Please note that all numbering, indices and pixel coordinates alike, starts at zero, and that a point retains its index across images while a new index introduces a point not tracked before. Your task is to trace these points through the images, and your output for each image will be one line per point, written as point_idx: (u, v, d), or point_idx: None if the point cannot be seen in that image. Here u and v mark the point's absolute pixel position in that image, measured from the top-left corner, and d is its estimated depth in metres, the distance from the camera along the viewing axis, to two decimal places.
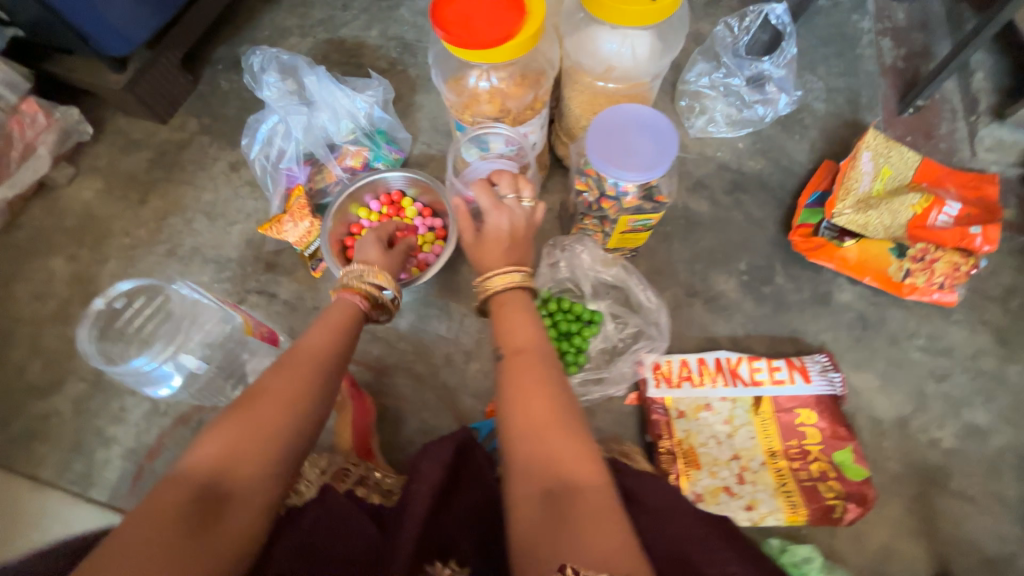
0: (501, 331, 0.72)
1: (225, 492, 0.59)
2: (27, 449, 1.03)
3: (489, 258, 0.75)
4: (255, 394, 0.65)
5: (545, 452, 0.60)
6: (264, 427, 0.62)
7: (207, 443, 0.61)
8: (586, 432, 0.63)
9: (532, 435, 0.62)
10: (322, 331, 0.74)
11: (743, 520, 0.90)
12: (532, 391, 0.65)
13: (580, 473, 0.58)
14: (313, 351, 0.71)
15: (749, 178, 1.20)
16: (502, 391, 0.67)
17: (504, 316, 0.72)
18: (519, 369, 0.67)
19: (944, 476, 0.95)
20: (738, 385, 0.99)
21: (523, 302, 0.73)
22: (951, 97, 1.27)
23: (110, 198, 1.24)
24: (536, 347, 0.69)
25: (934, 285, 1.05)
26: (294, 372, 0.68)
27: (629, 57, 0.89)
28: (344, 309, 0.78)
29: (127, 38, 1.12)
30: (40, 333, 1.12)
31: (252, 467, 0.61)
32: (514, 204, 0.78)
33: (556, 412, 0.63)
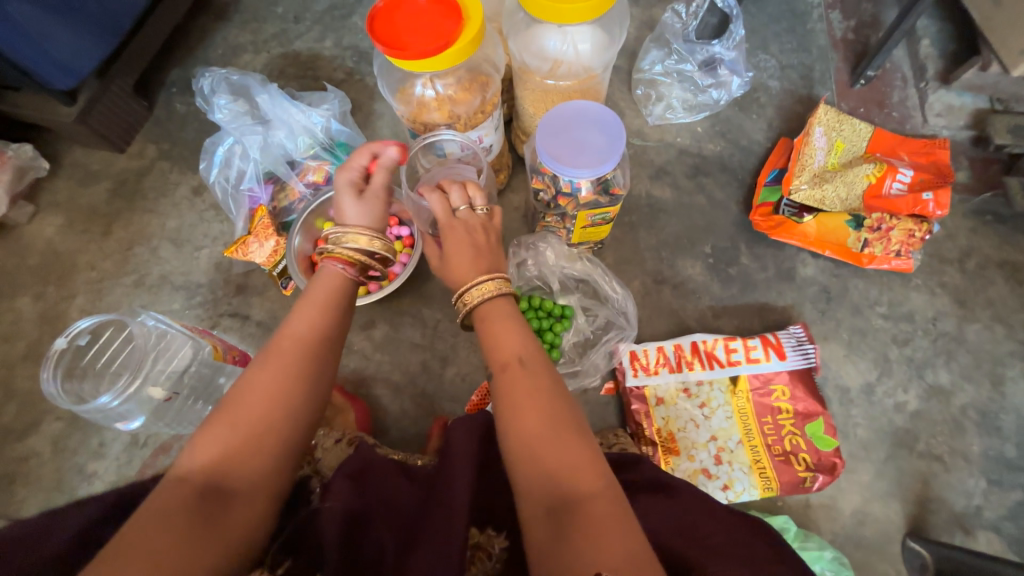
0: (488, 343, 0.72)
1: (229, 488, 0.59)
2: (8, 492, 1.03)
3: (460, 273, 0.76)
4: (241, 394, 0.64)
5: (546, 466, 0.61)
6: (255, 420, 0.63)
7: (202, 444, 0.61)
8: (583, 434, 0.64)
9: (527, 450, 0.63)
10: (309, 310, 0.71)
11: (720, 499, 0.93)
12: (523, 406, 0.65)
13: (581, 484, 0.59)
14: (297, 336, 0.69)
15: (709, 161, 1.21)
16: (498, 405, 0.68)
17: (490, 330, 0.72)
18: (511, 382, 0.67)
19: (911, 438, 0.98)
20: (715, 367, 1.00)
21: (509, 309, 0.74)
22: (902, 65, 1.29)
23: (72, 232, 1.23)
24: (524, 359, 0.69)
25: (892, 253, 1.07)
26: (280, 360, 0.66)
27: (572, 53, 0.90)
28: (330, 279, 0.74)
29: (73, 70, 1.10)
30: (12, 375, 1.11)
31: (252, 462, 0.61)
32: (470, 214, 0.79)
33: (548, 424, 0.63)
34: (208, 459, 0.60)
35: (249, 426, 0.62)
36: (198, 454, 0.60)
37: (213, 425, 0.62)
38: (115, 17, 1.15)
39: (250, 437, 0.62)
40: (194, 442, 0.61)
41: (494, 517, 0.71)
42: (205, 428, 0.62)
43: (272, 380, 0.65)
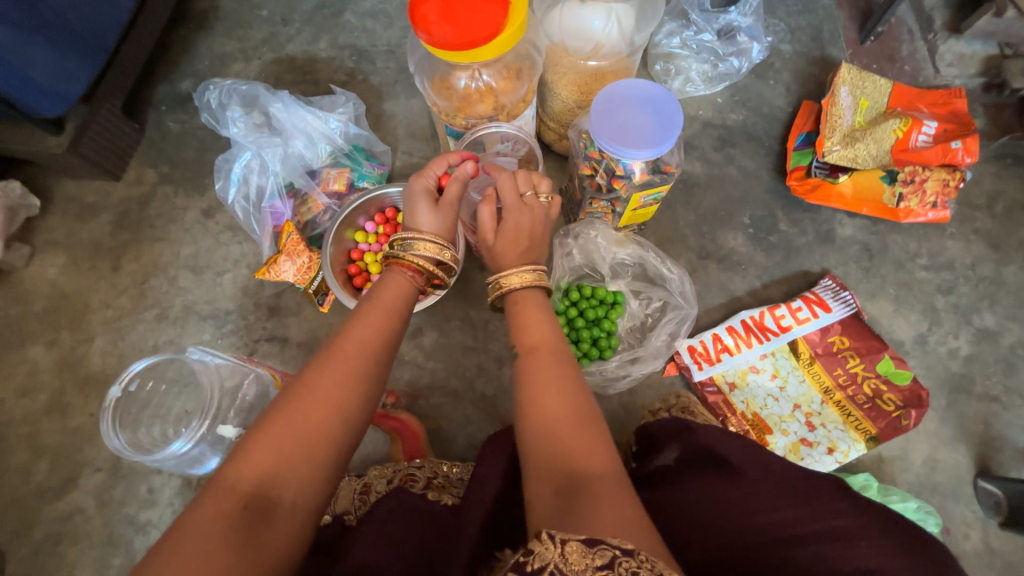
0: (516, 330, 0.71)
1: (275, 499, 0.55)
2: (55, 555, 0.97)
3: (502, 254, 0.74)
4: (302, 402, 0.60)
5: (561, 443, 0.59)
6: (311, 427, 0.59)
7: (256, 452, 0.56)
8: (599, 420, 0.62)
9: (544, 430, 0.61)
10: (374, 314, 0.68)
11: (830, 464, 0.93)
12: (546, 388, 0.64)
13: (589, 462, 0.56)
14: (363, 342, 0.66)
15: (736, 132, 1.20)
16: (518, 390, 0.66)
17: (519, 315, 0.72)
18: (536, 367, 0.66)
19: (968, 383, 1.01)
20: (770, 337, 1.01)
21: (540, 301, 0.73)
22: (907, 18, 1.30)
23: (78, 271, 1.15)
24: (551, 347, 0.68)
25: (928, 205, 1.09)
26: (341, 366, 0.63)
27: (616, 32, 0.87)
28: (398, 283, 0.72)
29: (61, 95, 1.01)
30: (38, 430, 1.04)
31: (300, 473, 0.57)
32: (535, 201, 0.77)
33: (575, 408, 0.62)
34: (260, 469, 0.56)
35: (305, 435, 0.58)
36: (249, 462, 0.56)
37: (263, 431, 0.58)
38: (98, 34, 1.05)
39: (299, 446, 0.58)
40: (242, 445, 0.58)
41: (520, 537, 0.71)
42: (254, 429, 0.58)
43: (332, 388, 0.61)
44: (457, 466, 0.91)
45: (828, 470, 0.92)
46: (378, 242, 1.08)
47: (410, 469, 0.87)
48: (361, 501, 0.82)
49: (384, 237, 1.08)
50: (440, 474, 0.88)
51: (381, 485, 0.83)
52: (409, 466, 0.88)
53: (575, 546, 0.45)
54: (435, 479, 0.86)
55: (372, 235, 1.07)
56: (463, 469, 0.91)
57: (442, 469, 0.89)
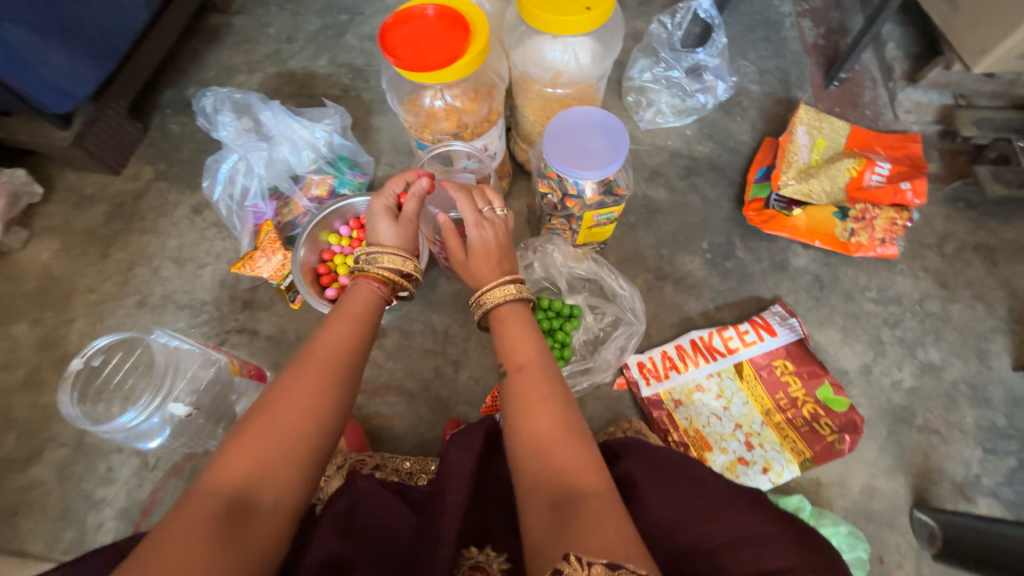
0: (502, 346, 0.73)
1: (256, 498, 0.56)
2: (10, 526, 0.99)
3: (480, 274, 0.78)
4: (277, 408, 0.61)
5: (554, 463, 0.61)
6: (290, 430, 0.60)
7: (234, 455, 0.58)
8: (587, 436, 0.65)
9: (537, 449, 0.63)
10: (343, 324, 0.71)
11: (765, 483, 0.95)
12: (536, 407, 0.66)
13: (584, 481, 0.59)
14: (334, 348, 0.68)
15: (700, 162, 1.26)
16: (507, 409, 0.68)
17: (505, 330, 0.74)
18: (522, 385, 0.68)
19: (909, 414, 1.03)
20: (717, 357, 1.05)
21: (521, 313, 0.76)
22: (870, 67, 1.38)
23: (69, 256, 1.21)
24: (538, 362, 0.70)
25: (877, 241, 1.14)
26: (314, 372, 0.65)
27: (573, 63, 0.94)
28: (364, 296, 0.75)
29: (71, 93, 1.09)
30: (11, 403, 1.08)
31: (279, 474, 0.58)
32: (493, 215, 0.81)
33: (561, 426, 0.64)
34: (242, 470, 0.57)
35: (282, 437, 0.60)
36: (230, 466, 0.57)
37: (246, 436, 0.59)
38: (111, 41, 1.15)
39: (282, 449, 0.59)
40: (223, 452, 0.58)
41: (493, 536, 0.70)
42: (236, 435, 0.59)
43: (308, 393, 0.63)
44: (409, 461, 0.93)
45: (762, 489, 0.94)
46: (350, 245, 1.13)
47: (361, 459, 0.90)
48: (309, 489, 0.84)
49: (357, 241, 1.13)
50: (391, 465, 0.91)
51: (331, 471, 0.87)
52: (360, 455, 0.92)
53: (599, 568, 0.47)
54: (386, 467, 0.90)
55: (346, 238, 1.12)
56: (416, 462, 0.93)
57: (392, 461, 0.93)
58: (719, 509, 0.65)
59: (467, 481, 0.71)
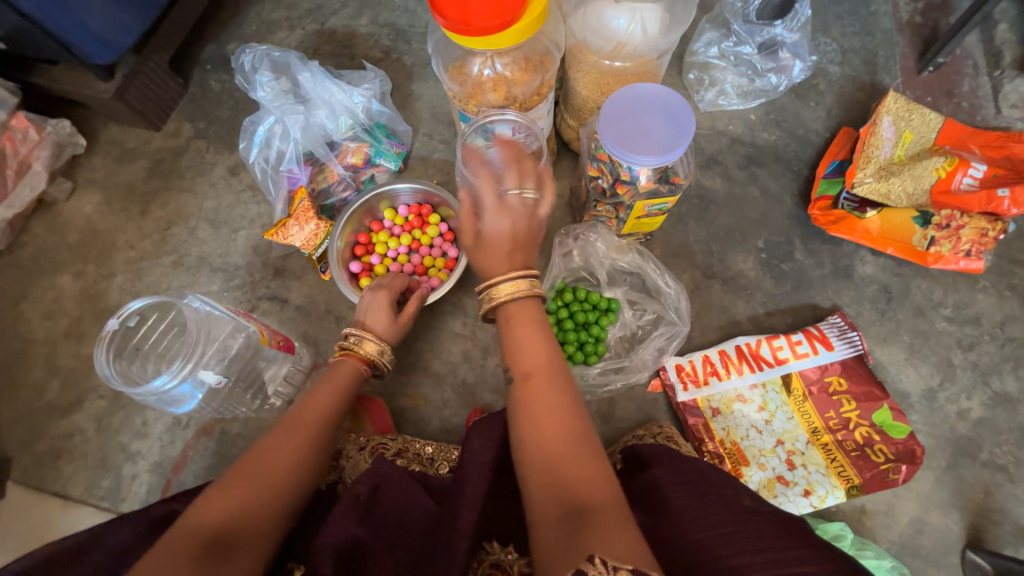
0: (511, 350, 0.69)
1: (234, 530, 0.56)
2: (54, 468, 1.04)
3: (495, 261, 0.72)
4: (261, 457, 0.65)
5: (563, 475, 0.56)
6: (270, 476, 0.63)
7: (217, 496, 0.59)
8: (598, 446, 0.60)
9: (546, 458, 0.59)
10: (325, 393, 0.76)
11: (805, 507, 0.89)
12: (546, 415, 0.62)
13: (593, 490, 0.54)
14: (314, 416, 0.73)
15: (764, 151, 1.15)
16: (517, 418, 0.64)
17: (516, 331, 0.69)
18: (533, 393, 0.64)
19: (974, 447, 0.95)
20: (763, 368, 0.97)
21: (535, 311, 0.70)
22: (973, 51, 1.21)
23: (110, 211, 1.22)
24: (550, 367, 0.66)
25: (962, 253, 1.01)
26: (297, 433, 0.69)
27: (639, 33, 0.84)
28: (347, 371, 0.81)
29: (112, 44, 1.06)
30: (55, 351, 1.12)
31: (255, 518, 0.59)
32: (519, 201, 0.72)
33: (570, 436, 0.60)
34: (223, 508, 0.58)
35: (262, 485, 0.62)
36: (212, 506, 0.58)
37: (232, 478, 0.61)
38: None
39: (262, 493, 0.61)
40: (205, 495, 0.59)
41: (514, 532, 0.66)
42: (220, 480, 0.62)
43: (291, 449, 0.67)
44: (430, 446, 0.92)
45: (801, 512, 0.88)
46: (400, 226, 1.08)
47: (384, 441, 0.90)
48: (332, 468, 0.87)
49: (409, 226, 1.08)
50: (413, 449, 0.91)
51: (353, 451, 0.88)
52: (383, 437, 0.92)
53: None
54: (409, 451, 0.90)
55: (399, 218, 1.08)
56: (438, 448, 0.92)
57: (414, 446, 0.92)
58: (758, 540, 0.57)
59: (487, 472, 0.68)
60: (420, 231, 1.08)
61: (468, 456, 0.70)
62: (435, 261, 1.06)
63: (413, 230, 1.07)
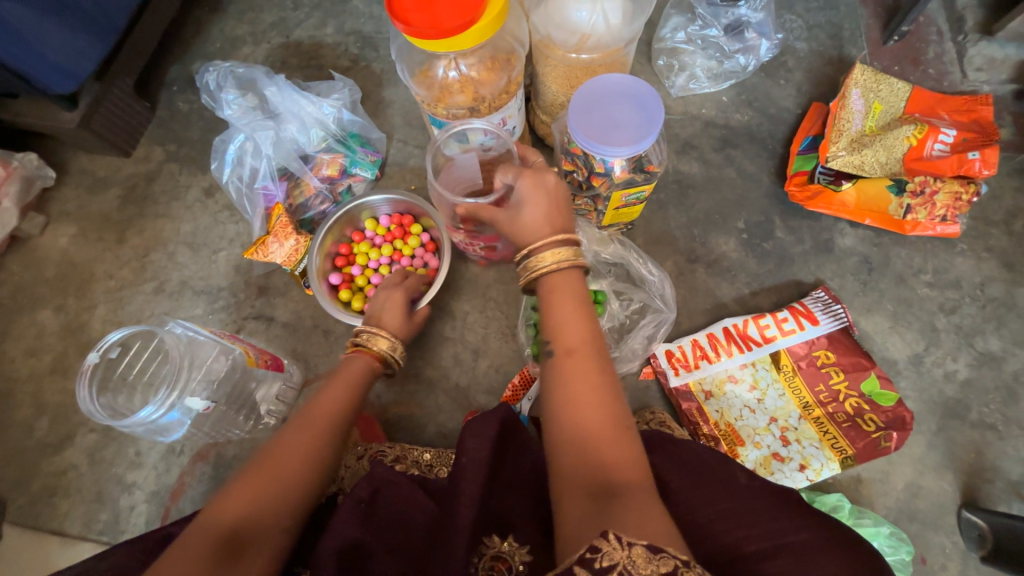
0: (550, 322, 0.65)
1: (246, 536, 0.57)
2: (50, 506, 1.03)
3: (534, 230, 0.69)
4: (274, 456, 0.64)
5: (597, 458, 0.56)
6: (286, 474, 0.62)
7: (235, 493, 0.60)
8: (634, 430, 0.60)
9: (581, 439, 0.58)
10: (338, 386, 0.74)
11: (801, 481, 0.90)
12: (586, 396, 0.60)
13: (627, 473, 0.55)
14: (329, 409, 0.71)
15: (738, 132, 1.15)
16: (550, 391, 0.62)
17: (555, 304, 0.65)
18: (572, 370, 0.61)
19: (963, 408, 0.96)
20: (752, 347, 0.98)
21: (577, 287, 0.67)
22: (936, 18, 1.22)
23: (86, 242, 1.20)
24: (592, 346, 0.63)
25: (937, 218, 1.03)
26: (312, 429, 0.67)
27: (602, 25, 0.84)
28: (358, 365, 0.78)
29: (74, 73, 1.04)
30: (41, 389, 1.10)
31: (273, 514, 0.60)
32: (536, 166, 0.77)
33: (610, 420, 0.58)
34: (241, 506, 0.59)
35: (277, 483, 0.61)
36: (231, 503, 0.59)
37: (248, 476, 0.61)
38: (110, 15, 1.08)
39: (278, 491, 0.61)
40: (223, 492, 0.60)
41: (514, 526, 0.65)
42: (234, 480, 0.62)
43: (306, 445, 0.66)
44: (429, 452, 0.91)
45: (798, 487, 0.89)
46: (381, 237, 1.08)
47: (383, 450, 0.89)
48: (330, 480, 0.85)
49: (391, 237, 1.07)
50: (412, 456, 0.89)
51: (351, 460, 0.86)
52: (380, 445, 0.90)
53: (640, 551, 0.44)
54: (407, 458, 0.88)
55: (380, 228, 1.08)
56: (436, 454, 0.91)
57: (413, 453, 0.90)
58: (754, 514, 0.58)
59: (483, 469, 0.67)
60: (401, 242, 1.07)
61: (463, 454, 0.70)
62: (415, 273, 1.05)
63: (393, 241, 1.06)
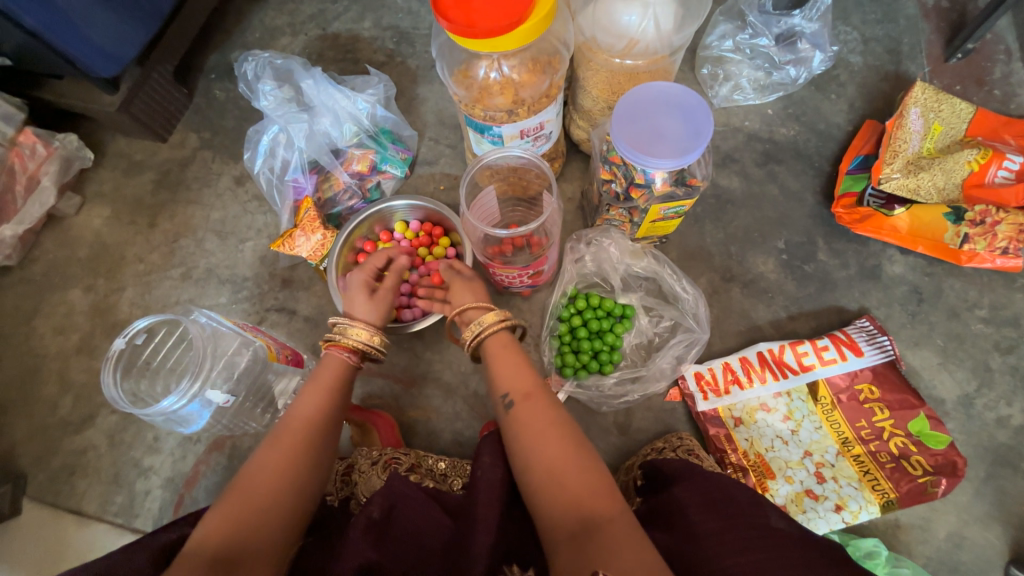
0: (500, 376, 0.71)
1: (235, 559, 0.56)
2: (69, 484, 1.04)
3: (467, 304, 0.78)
4: (255, 472, 0.63)
5: (567, 496, 0.57)
6: (263, 496, 0.61)
7: (215, 521, 0.59)
8: (597, 458, 0.61)
9: (547, 480, 0.59)
10: (316, 394, 0.72)
11: (837, 522, 0.85)
12: (541, 435, 0.63)
13: (598, 504, 0.55)
14: (304, 420, 0.69)
15: (783, 147, 1.10)
16: (512, 441, 0.65)
17: (498, 360, 0.72)
18: (528, 413, 0.66)
19: (1015, 457, 0.90)
20: (787, 375, 0.93)
21: (508, 342, 0.73)
22: (1005, 36, 1.15)
23: (119, 224, 1.22)
24: (536, 389, 0.68)
25: (997, 250, 0.96)
26: (289, 442, 0.66)
27: (652, 30, 0.81)
28: (334, 366, 0.75)
29: (117, 57, 1.05)
30: (67, 368, 1.12)
31: (259, 534, 0.59)
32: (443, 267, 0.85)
33: (570, 454, 0.61)
34: (221, 532, 0.57)
35: (255, 507, 0.60)
36: (211, 531, 0.58)
37: (224, 503, 0.60)
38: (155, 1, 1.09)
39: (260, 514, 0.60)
40: (205, 520, 0.59)
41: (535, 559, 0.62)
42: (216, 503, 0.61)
43: (282, 460, 0.64)
44: (444, 461, 0.90)
45: (831, 528, 0.84)
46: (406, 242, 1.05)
47: (398, 457, 0.87)
48: (344, 483, 0.84)
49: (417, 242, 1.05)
50: (426, 465, 0.88)
51: (365, 465, 0.85)
52: (395, 451, 0.89)
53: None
54: (421, 467, 0.87)
55: (409, 233, 1.05)
56: (451, 464, 0.89)
57: (427, 461, 0.89)
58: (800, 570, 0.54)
59: (499, 490, 0.66)
60: (426, 250, 1.04)
61: (483, 475, 0.68)
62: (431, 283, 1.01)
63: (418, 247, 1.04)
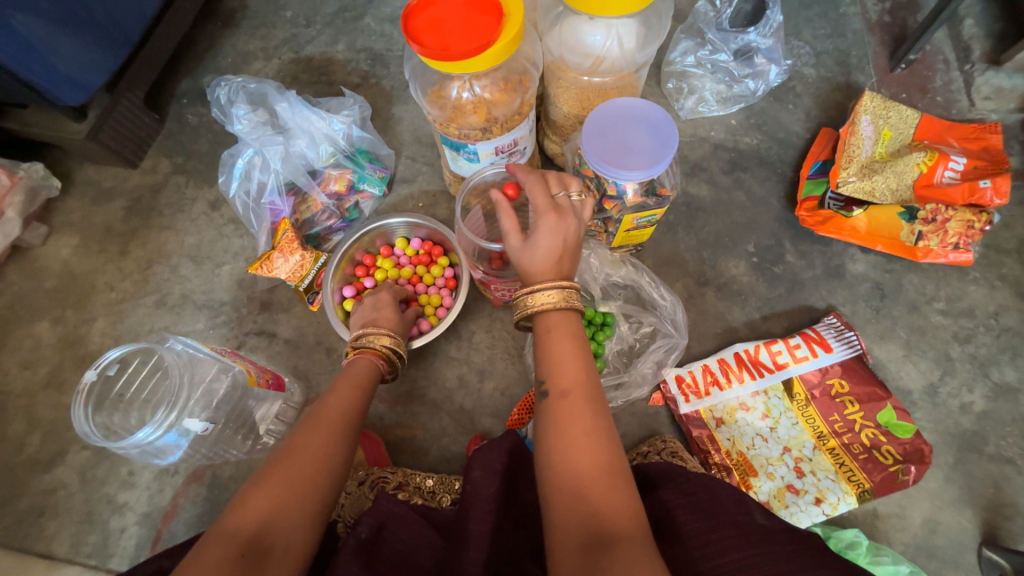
0: (546, 360, 0.62)
1: (270, 541, 0.55)
2: (37, 526, 1.00)
3: (542, 270, 0.65)
4: (297, 453, 0.62)
5: (587, 507, 0.53)
6: (305, 478, 0.60)
7: (254, 500, 0.57)
8: (629, 478, 0.56)
9: (575, 486, 0.55)
10: (346, 390, 0.73)
11: (817, 515, 0.88)
12: (577, 441, 0.57)
13: (620, 523, 0.51)
14: (336, 414, 0.69)
15: (747, 155, 1.15)
16: (540, 435, 0.60)
17: (548, 348, 0.63)
18: (565, 412, 0.58)
19: (980, 441, 0.94)
20: (763, 374, 0.96)
21: (574, 327, 0.64)
22: (942, 47, 1.24)
23: (88, 253, 1.19)
24: (584, 390, 0.60)
25: (949, 246, 1.02)
26: (325, 431, 0.66)
27: (616, 49, 0.85)
28: (365, 367, 0.78)
29: (84, 84, 1.04)
30: (35, 404, 1.07)
31: (293, 521, 0.57)
32: (568, 202, 0.69)
33: (605, 468, 0.55)
34: (260, 513, 0.56)
35: (297, 487, 0.59)
36: (249, 510, 0.56)
37: (262, 484, 0.58)
38: (123, 28, 1.09)
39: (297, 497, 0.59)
40: (240, 498, 0.57)
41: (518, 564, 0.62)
42: (252, 481, 0.59)
43: (322, 447, 0.64)
44: (432, 478, 0.89)
45: (813, 521, 0.87)
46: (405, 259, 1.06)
47: (385, 475, 0.88)
48: None
49: (416, 261, 1.06)
50: (414, 483, 0.88)
51: (353, 486, 0.85)
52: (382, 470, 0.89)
53: None
54: (409, 485, 0.87)
55: (409, 250, 1.06)
56: (439, 480, 0.89)
57: (415, 479, 0.89)
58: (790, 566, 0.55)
59: (490, 504, 0.66)
60: (425, 269, 1.05)
61: (474, 487, 0.69)
62: (427, 299, 1.03)
63: (418, 266, 1.05)
